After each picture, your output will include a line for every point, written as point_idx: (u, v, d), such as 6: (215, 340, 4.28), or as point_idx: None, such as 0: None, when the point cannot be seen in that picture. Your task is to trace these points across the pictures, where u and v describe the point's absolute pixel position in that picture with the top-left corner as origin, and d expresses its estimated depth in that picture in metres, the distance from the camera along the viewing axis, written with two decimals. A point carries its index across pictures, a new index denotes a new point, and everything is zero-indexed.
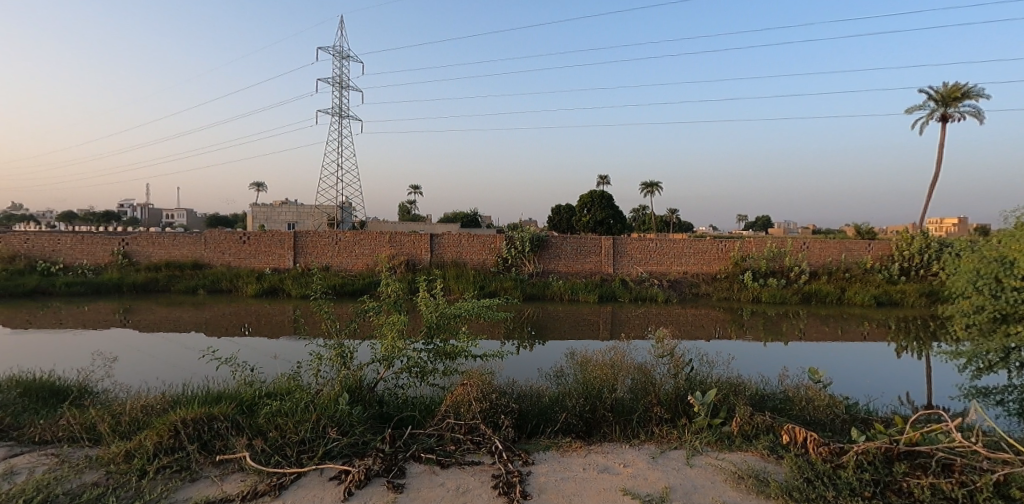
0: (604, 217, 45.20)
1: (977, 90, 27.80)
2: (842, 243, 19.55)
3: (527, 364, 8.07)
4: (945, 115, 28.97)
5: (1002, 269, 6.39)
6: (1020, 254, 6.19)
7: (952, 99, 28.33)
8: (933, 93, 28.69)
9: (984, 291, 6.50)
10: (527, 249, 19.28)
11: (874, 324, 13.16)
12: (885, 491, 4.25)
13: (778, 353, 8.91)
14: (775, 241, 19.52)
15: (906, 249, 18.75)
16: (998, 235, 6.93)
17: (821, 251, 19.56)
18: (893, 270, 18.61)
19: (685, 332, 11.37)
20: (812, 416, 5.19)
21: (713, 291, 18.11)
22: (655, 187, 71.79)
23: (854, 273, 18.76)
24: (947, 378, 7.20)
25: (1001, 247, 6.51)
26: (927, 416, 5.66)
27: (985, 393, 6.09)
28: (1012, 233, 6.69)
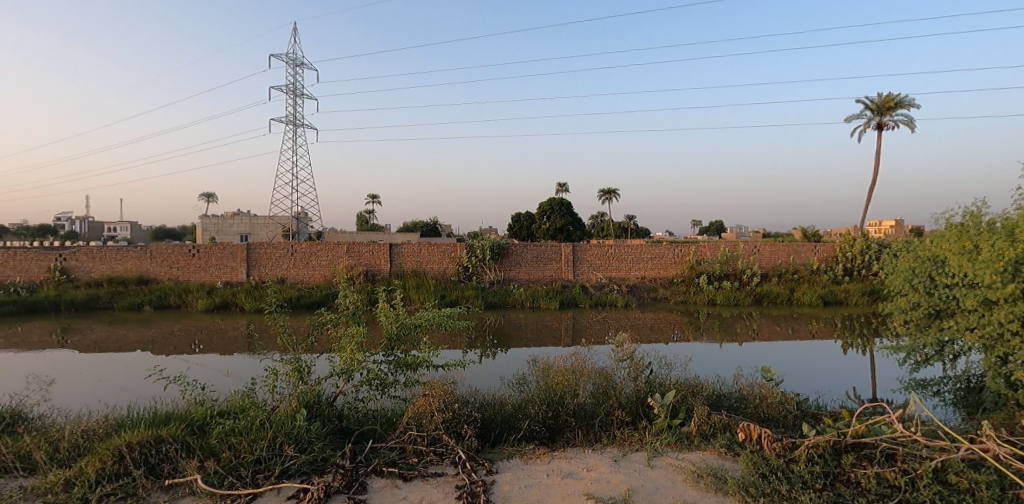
0: (564, 225, 45.84)
1: (908, 100, 29.65)
2: (789, 246, 20.41)
3: (489, 373, 8.02)
4: (880, 124, 30.75)
5: (934, 268, 6.39)
6: (950, 252, 6.22)
7: (886, 108, 30.11)
8: (869, 103, 30.41)
9: (919, 288, 6.44)
10: (487, 257, 19.24)
11: (821, 323, 13.77)
12: (835, 482, 4.50)
13: (733, 354, 9.19)
14: (727, 245, 20.17)
15: (849, 251, 19.75)
16: (930, 236, 6.96)
17: (771, 254, 20.36)
18: (837, 270, 19.55)
19: (643, 336, 11.60)
20: (766, 413, 5.32)
21: (671, 295, 18.59)
22: (613, 193, 73.19)
23: (802, 274, 19.60)
24: (891, 374, 7.57)
25: (932, 246, 6.55)
26: (872, 410, 5.92)
27: (923, 385, 6.48)
28: (943, 233, 6.71)
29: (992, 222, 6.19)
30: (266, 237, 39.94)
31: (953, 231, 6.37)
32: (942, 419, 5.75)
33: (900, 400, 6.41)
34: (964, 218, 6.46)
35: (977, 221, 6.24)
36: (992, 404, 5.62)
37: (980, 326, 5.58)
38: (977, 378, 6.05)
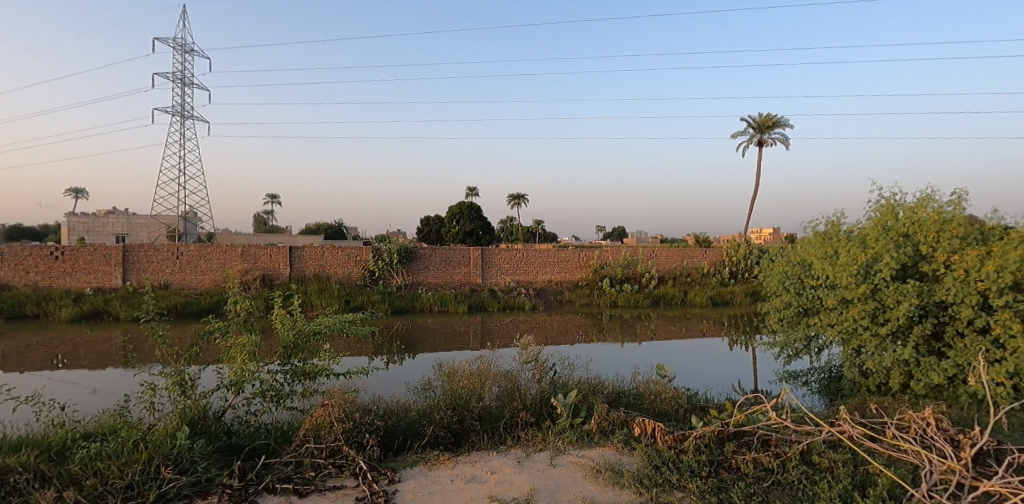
0: (473, 229, 46.09)
1: (783, 120, 33.08)
2: (683, 252, 22.00)
3: (393, 379, 7.83)
4: (761, 141, 34.02)
5: (803, 271, 7.14)
6: (815, 257, 6.98)
7: (765, 128, 33.40)
8: (752, 122, 33.53)
9: (791, 289, 7.15)
10: (394, 261, 18.83)
11: (709, 322, 14.94)
12: (719, 468, 4.87)
13: (632, 353, 9.70)
14: (628, 250, 21.29)
15: (734, 256, 21.59)
16: (800, 242, 7.77)
17: (667, 259, 21.84)
18: (724, 273, 21.23)
19: (548, 338, 11.91)
20: (660, 408, 5.63)
21: (576, 298, 19.24)
22: (521, 199, 74.47)
23: (694, 278, 21.12)
24: (767, 367, 8.33)
25: (801, 251, 7.32)
26: (752, 400, 6.47)
27: (795, 376, 7.09)
28: (810, 239, 7.52)
29: (848, 230, 7.02)
30: (149, 238, 36.23)
31: (819, 239, 7.15)
32: (809, 406, 6.40)
33: (776, 390, 7.09)
34: (826, 227, 7.29)
35: (836, 230, 7.06)
36: (848, 390, 6.38)
37: (839, 322, 6.29)
38: (837, 369, 6.82)
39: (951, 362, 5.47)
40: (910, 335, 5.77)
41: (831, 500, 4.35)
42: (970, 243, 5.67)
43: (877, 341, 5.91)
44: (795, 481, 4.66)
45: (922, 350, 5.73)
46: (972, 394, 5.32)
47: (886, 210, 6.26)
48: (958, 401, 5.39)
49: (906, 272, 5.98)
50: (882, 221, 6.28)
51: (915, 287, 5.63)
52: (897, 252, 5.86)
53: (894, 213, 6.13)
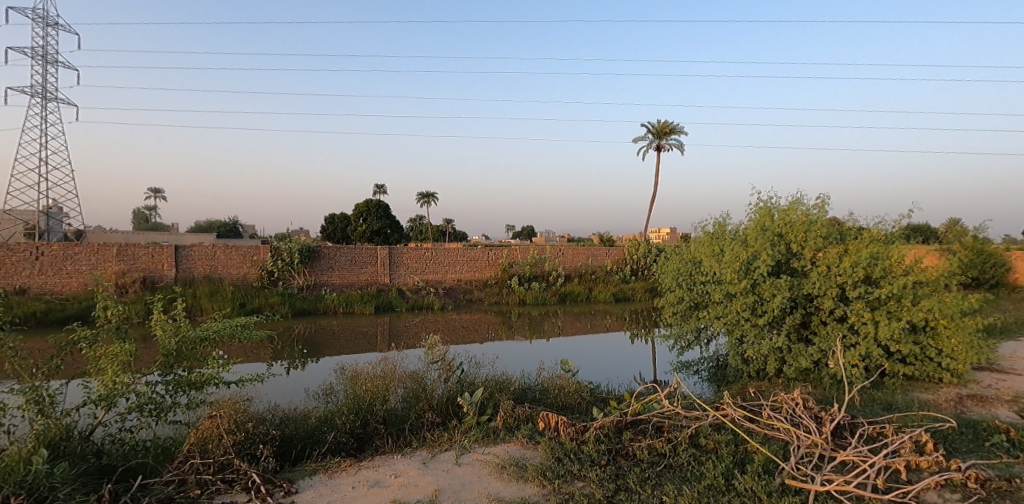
0: (381, 227, 44.95)
1: (678, 127, 35.36)
2: (588, 250, 22.92)
3: (292, 386, 7.48)
4: (659, 146, 36.21)
5: (694, 267, 7.68)
6: (704, 255, 7.54)
7: (662, 134, 35.63)
8: (651, 127, 35.56)
9: (684, 285, 7.69)
10: (296, 261, 17.98)
11: (612, 317, 15.78)
12: (617, 456, 5.13)
13: (540, 350, 10.00)
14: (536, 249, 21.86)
15: (635, 254, 22.88)
16: (692, 241, 8.36)
17: (573, 257, 22.64)
18: (626, 271, 22.47)
19: (456, 337, 11.90)
20: (563, 401, 5.85)
21: (485, 296, 19.47)
22: (429, 197, 73.66)
23: (598, 275, 22.13)
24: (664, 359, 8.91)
25: (693, 250, 7.87)
26: (648, 390, 6.89)
27: (687, 366, 7.66)
28: (700, 238, 8.11)
29: (732, 230, 7.63)
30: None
31: (707, 238, 7.73)
32: (698, 393, 6.93)
33: (670, 380, 7.61)
34: (714, 227, 7.89)
35: (723, 230, 7.68)
36: (731, 377, 6.98)
37: (724, 315, 6.84)
38: (723, 357, 7.44)
39: (816, 348, 6.14)
40: (784, 324, 6.41)
41: (715, 479, 4.73)
42: (831, 242, 6.41)
43: (756, 331, 6.50)
44: (685, 463, 5.01)
45: (793, 338, 6.38)
46: (832, 375, 6.01)
47: (764, 212, 6.89)
48: (822, 381, 6.07)
49: (781, 268, 6.62)
50: (761, 222, 6.87)
51: (787, 282, 6.25)
52: (772, 250, 6.48)
53: (770, 215, 6.77)
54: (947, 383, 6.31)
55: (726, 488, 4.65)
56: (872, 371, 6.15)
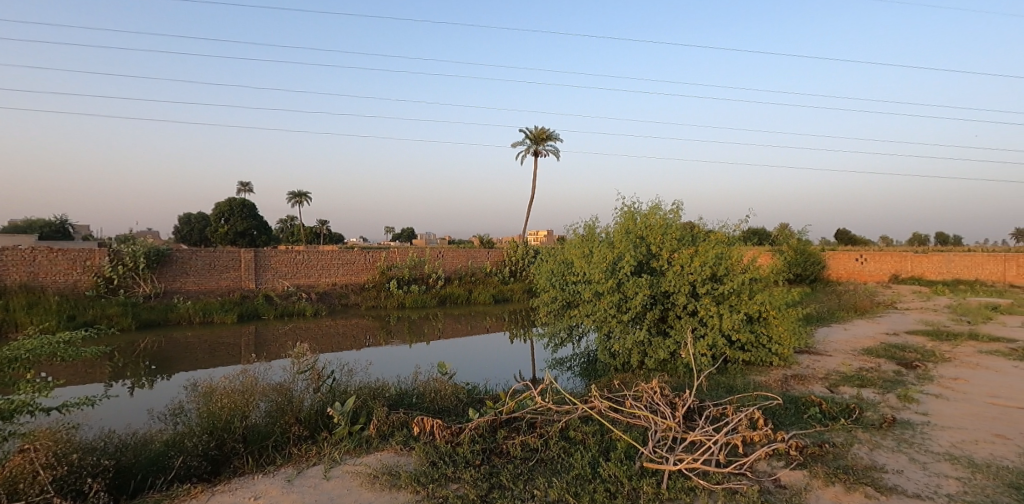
0: (247, 229, 41.67)
1: (555, 134, 37.14)
2: (468, 252, 23.32)
3: (131, 409, 6.69)
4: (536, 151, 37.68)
5: (565, 268, 8.09)
6: (574, 256, 7.94)
7: (540, 140, 37.20)
8: (528, 133, 36.84)
9: (556, 285, 8.03)
10: (141, 266, 16.21)
11: (494, 318, 16.37)
12: (492, 454, 5.23)
13: (414, 354, 9.96)
14: (415, 251, 21.83)
15: (513, 256, 23.87)
16: (564, 242, 8.76)
17: (454, 259, 22.89)
18: (505, 272, 23.29)
19: (324, 346, 11.22)
20: (439, 404, 5.93)
21: (362, 301, 18.98)
22: (303, 198, 69.53)
23: (478, 277, 22.64)
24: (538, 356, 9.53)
25: (565, 251, 8.25)
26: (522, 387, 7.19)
27: (561, 363, 8.06)
28: (571, 239, 8.53)
29: (600, 232, 8.13)
30: None
31: (578, 240, 8.14)
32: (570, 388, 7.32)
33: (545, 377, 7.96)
34: (584, 230, 8.34)
35: (592, 232, 8.13)
36: (600, 371, 7.46)
37: (593, 313, 7.28)
38: (593, 352, 7.92)
39: (672, 340, 6.77)
40: (645, 319, 6.99)
41: (582, 468, 4.99)
42: (684, 244, 7.11)
43: (621, 327, 7.01)
44: (555, 456, 5.24)
45: (653, 331, 6.99)
46: (686, 364, 6.67)
47: (627, 215, 7.48)
48: (677, 370, 6.71)
49: (643, 268, 7.20)
50: (625, 225, 7.41)
51: (647, 281, 6.84)
52: (634, 251, 7.05)
53: (632, 218, 7.36)
54: (776, 365, 7.33)
55: (592, 476, 4.92)
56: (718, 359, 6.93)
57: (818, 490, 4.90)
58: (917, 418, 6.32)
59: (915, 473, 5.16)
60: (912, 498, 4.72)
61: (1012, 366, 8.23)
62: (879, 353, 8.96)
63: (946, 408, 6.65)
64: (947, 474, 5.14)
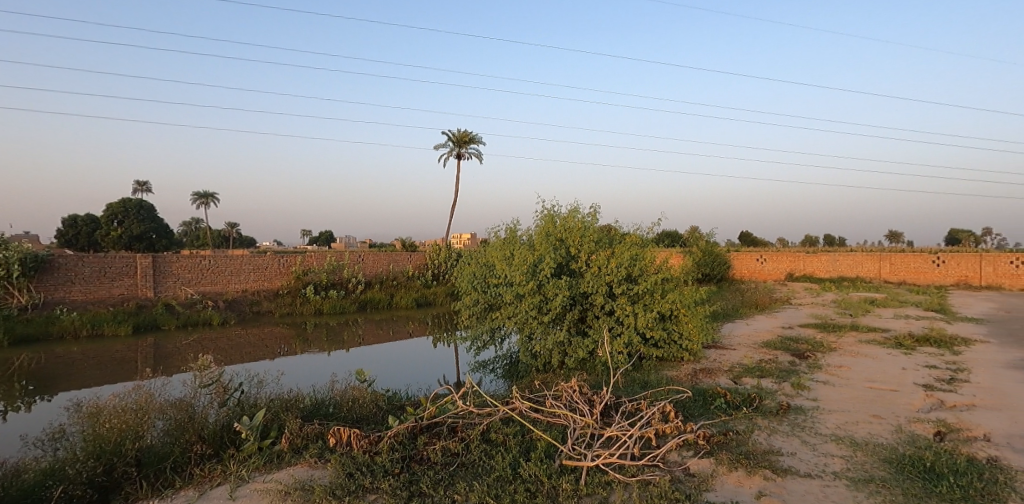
0: (145, 231, 38.76)
1: (477, 138, 37.56)
2: (389, 257, 24.57)
3: (1, 437, 6.02)
4: (459, 154, 37.88)
5: (487, 270, 8.21)
6: (495, 259, 8.09)
7: (462, 143, 37.35)
8: (451, 135, 36.95)
9: (478, 287, 8.13)
10: (18, 274, 15.48)
11: (415, 324, 18.33)
12: (411, 462, 5.15)
13: (333, 366, 10.42)
14: (333, 256, 22.57)
15: (436, 259, 25.62)
16: (485, 245, 8.89)
17: (373, 262, 24.10)
18: (428, 276, 24.88)
19: (242, 356, 12.20)
20: (358, 414, 5.90)
21: (275, 309, 19.20)
22: (209, 200, 65.20)
23: (400, 281, 23.65)
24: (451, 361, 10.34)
25: (486, 253, 8.37)
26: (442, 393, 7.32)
27: (483, 365, 8.22)
28: (492, 242, 8.68)
29: (521, 236, 8.35)
30: None
31: (499, 243, 8.29)
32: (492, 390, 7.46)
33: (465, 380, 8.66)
34: (505, 232, 8.50)
35: (512, 236, 8.33)
36: (522, 372, 7.68)
37: (516, 315, 7.49)
38: (515, 353, 8.12)
39: (590, 340, 7.13)
40: (565, 320, 7.35)
41: (503, 470, 5.00)
42: (602, 247, 7.60)
43: (542, 327, 7.30)
44: (476, 459, 5.24)
45: (573, 331, 7.34)
46: (603, 361, 7.05)
47: (547, 218, 7.86)
48: (595, 368, 7.05)
49: (562, 269, 7.57)
50: (546, 229, 7.77)
51: (567, 282, 7.23)
52: (554, 254, 7.43)
53: (552, 221, 7.74)
54: (685, 361, 7.83)
55: (513, 477, 4.93)
56: (632, 356, 7.35)
57: (724, 476, 5.20)
58: (808, 404, 6.96)
59: (806, 455, 5.65)
60: (803, 477, 5.16)
61: (885, 354, 9.32)
62: (776, 345, 9.81)
63: (832, 393, 7.38)
64: (833, 454, 5.66)
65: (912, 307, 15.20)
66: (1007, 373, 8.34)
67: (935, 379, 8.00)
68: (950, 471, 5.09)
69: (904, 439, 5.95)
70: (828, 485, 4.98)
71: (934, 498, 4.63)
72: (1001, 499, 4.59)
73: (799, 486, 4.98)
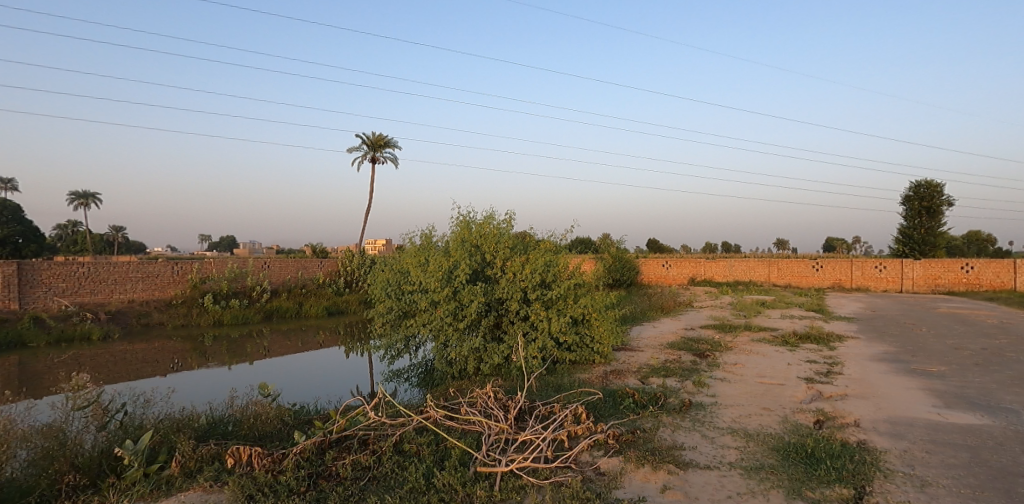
0: (8, 236, 34.19)
1: (393, 142, 37.09)
2: (297, 264, 24.86)
3: None
4: (374, 158, 37.09)
5: (401, 277, 8.15)
6: (409, 265, 8.06)
7: (377, 146, 36.57)
8: (365, 139, 36.10)
9: (391, 295, 8.06)
10: None
11: (326, 334, 17.97)
12: (318, 479, 4.93)
13: (233, 379, 10.49)
14: (235, 264, 22.58)
15: (349, 266, 26.32)
16: (399, 252, 8.81)
17: (281, 269, 24.18)
18: (339, 283, 25.40)
19: (127, 373, 11.44)
20: (260, 432, 5.66)
21: (167, 320, 19.02)
22: (91, 199, 58.95)
23: (309, 289, 24.07)
24: (361, 375, 10.27)
25: (400, 260, 8.30)
26: (351, 407, 7.25)
27: (398, 374, 8.19)
28: (406, 249, 8.63)
29: (436, 242, 8.38)
30: None
31: (413, 249, 8.26)
32: (406, 400, 7.43)
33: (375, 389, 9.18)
34: (419, 239, 8.48)
35: (428, 242, 8.33)
36: (437, 379, 7.71)
37: (431, 322, 7.52)
38: (430, 361, 8.12)
39: (506, 345, 7.34)
40: (480, 326, 7.52)
41: (416, 481, 4.90)
42: (517, 254, 7.92)
43: (457, 334, 7.41)
44: (388, 471, 5.12)
45: (488, 337, 7.52)
46: (518, 366, 7.25)
47: (463, 225, 8.02)
48: (510, 373, 7.25)
49: (478, 276, 7.78)
50: (461, 235, 7.95)
51: (482, 288, 7.44)
52: (469, 260, 7.62)
53: (468, 228, 7.93)
54: (597, 363, 8.20)
55: (426, 487, 4.85)
56: (546, 361, 7.63)
57: (632, 472, 5.43)
58: (707, 400, 7.48)
59: (705, 448, 6.06)
60: (703, 469, 5.52)
61: (773, 351, 10.25)
62: (679, 346, 10.47)
63: (728, 388, 7.99)
64: (729, 445, 6.12)
65: (796, 307, 16.88)
66: (872, 364, 9.48)
67: (814, 372, 8.92)
68: (827, 455, 5.66)
69: (789, 428, 6.55)
70: (724, 475, 5.36)
71: (814, 480, 5.12)
72: (868, 478, 5.17)
73: (700, 478, 5.32)
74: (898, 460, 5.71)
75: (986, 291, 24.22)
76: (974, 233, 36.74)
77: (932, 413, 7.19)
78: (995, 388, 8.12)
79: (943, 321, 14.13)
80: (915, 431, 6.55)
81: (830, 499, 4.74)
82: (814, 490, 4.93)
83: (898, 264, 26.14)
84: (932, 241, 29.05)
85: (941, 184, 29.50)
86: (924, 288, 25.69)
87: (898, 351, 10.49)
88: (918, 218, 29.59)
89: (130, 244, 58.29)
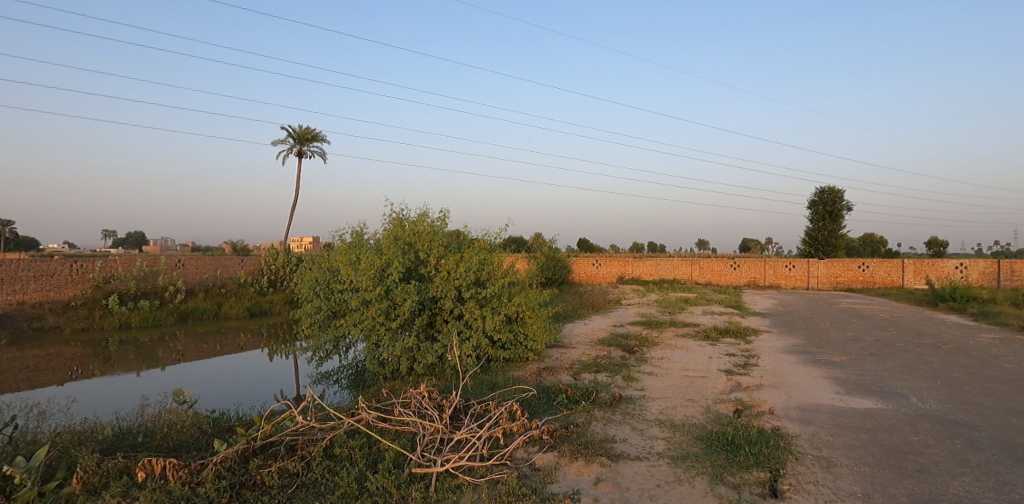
0: None
1: (321, 136, 36.04)
2: (216, 263, 23.67)
3: None
4: (300, 152, 35.88)
5: (331, 276, 7.98)
6: (339, 263, 7.91)
7: (304, 140, 35.42)
8: (292, 131, 34.94)
9: (320, 294, 7.88)
10: None
11: (247, 336, 17.04)
12: (241, 489, 4.67)
13: (139, 386, 9.75)
14: (145, 262, 21.21)
15: (273, 265, 25.26)
16: (328, 249, 8.60)
17: (196, 268, 22.81)
18: (263, 283, 24.27)
19: (15, 383, 10.30)
20: (176, 441, 5.33)
21: (64, 324, 17.40)
22: None
23: (228, 289, 22.84)
24: (286, 379, 9.91)
25: (329, 258, 8.14)
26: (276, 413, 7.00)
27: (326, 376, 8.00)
28: (335, 246, 8.45)
29: (367, 239, 8.30)
30: None
31: (344, 247, 8.13)
32: (336, 402, 7.26)
33: (305, 391, 8.92)
34: (350, 236, 8.35)
35: (359, 239, 8.24)
36: (368, 381, 7.62)
37: (361, 321, 7.41)
38: (360, 363, 8.00)
39: (439, 345, 7.34)
40: (413, 325, 7.49)
41: (348, 486, 4.75)
42: (451, 251, 7.98)
43: (390, 334, 7.36)
44: (318, 477, 4.95)
45: (421, 336, 7.51)
46: (452, 366, 7.27)
47: (396, 223, 8.01)
48: (443, 372, 7.27)
49: (411, 274, 7.77)
50: (394, 233, 7.92)
51: (415, 287, 7.45)
52: (402, 258, 7.60)
53: (400, 226, 7.92)
54: (531, 360, 8.36)
55: (359, 492, 4.70)
56: (481, 360, 7.70)
57: (567, 466, 5.55)
58: (636, 394, 7.81)
59: (635, 440, 6.30)
60: (634, 460, 5.74)
61: (697, 345, 10.85)
62: (609, 342, 10.87)
63: (656, 382, 8.39)
64: (657, 436, 6.41)
65: (717, 304, 17.92)
66: (784, 356, 10.25)
67: (733, 364, 9.53)
68: (745, 441, 6.07)
69: (711, 417, 6.96)
70: (653, 464, 5.63)
71: (735, 465, 5.47)
72: (782, 461, 5.58)
73: (631, 469, 5.53)
74: (807, 443, 6.21)
75: (879, 288, 26.86)
76: (868, 235, 40.56)
77: (835, 399, 7.88)
78: (887, 375, 9.02)
79: (843, 315, 15.51)
80: (821, 416, 7.15)
81: (748, 482, 5.08)
82: (734, 475, 5.26)
83: (806, 264, 28.41)
84: (834, 243, 31.79)
85: (842, 192, 32.44)
86: (827, 286, 28.13)
87: (806, 343, 11.41)
88: (823, 221, 32.27)
89: (18, 240, 52.14)
